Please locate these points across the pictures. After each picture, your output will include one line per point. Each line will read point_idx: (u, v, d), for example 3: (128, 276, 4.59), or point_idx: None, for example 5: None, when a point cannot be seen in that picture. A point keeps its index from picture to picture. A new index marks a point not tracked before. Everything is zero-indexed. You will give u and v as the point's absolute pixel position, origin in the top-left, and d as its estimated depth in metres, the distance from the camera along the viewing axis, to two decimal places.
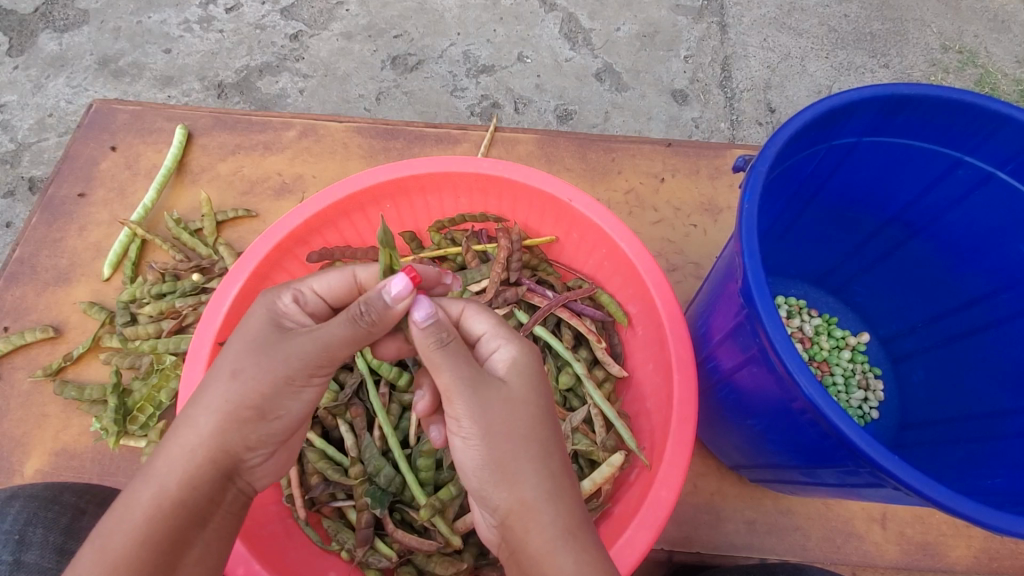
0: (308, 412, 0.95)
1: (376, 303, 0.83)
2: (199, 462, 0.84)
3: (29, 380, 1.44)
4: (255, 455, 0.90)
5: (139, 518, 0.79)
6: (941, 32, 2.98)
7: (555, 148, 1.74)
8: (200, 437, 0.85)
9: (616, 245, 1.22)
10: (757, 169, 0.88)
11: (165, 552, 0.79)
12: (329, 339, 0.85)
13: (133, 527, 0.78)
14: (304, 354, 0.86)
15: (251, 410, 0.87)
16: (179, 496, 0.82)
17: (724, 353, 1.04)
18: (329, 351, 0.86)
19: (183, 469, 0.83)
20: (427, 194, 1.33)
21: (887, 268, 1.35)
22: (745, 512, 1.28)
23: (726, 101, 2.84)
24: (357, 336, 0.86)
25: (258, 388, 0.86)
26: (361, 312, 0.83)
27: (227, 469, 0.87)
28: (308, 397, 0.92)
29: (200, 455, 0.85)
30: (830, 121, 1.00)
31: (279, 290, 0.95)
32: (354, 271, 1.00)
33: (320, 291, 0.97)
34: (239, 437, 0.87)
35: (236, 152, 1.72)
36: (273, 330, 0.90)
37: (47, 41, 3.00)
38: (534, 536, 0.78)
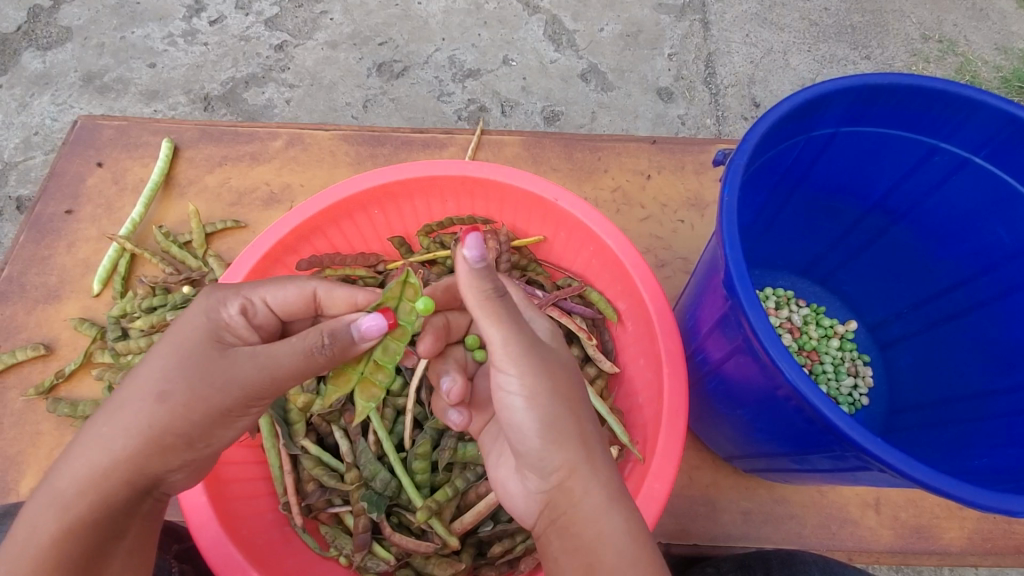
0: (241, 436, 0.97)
1: (342, 337, 0.88)
2: (108, 483, 0.83)
3: (22, 399, 1.43)
4: (175, 473, 0.90)
5: (44, 542, 0.78)
6: (921, 23, 3.02)
7: (541, 149, 1.76)
8: (115, 458, 0.84)
9: (603, 242, 1.24)
10: (735, 162, 0.89)
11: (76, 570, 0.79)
12: (282, 366, 0.86)
13: (36, 549, 0.77)
14: (247, 379, 0.87)
15: (170, 437, 0.86)
16: (85, 514, 0.81)
17: (712, 345, 1.05)
18: (276, 381, 0.88)
19: (95, 490, 0.82)
20: (414, 199, 1.34)
21: (870, 256, 1.37)
22: (741, 503, 1.29)
23: (711, 97, 2.87)
24: (309, 367, 0.89)
25: (183, 416, 0.86)
26: (323, 344, 0.87)
27: (145, 488, 0.87)
28: (241, 425, 0.94)
29: (109, 473, 0.83)
30: (807, 113, 1.01)
31: (229, 297, 0.95)
32: (314, 288, 1.02)
33: (272, 305, 0.99)
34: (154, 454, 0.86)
35: (222, 163, 1.72)
36: (214, 341, 0.90)
37: (31, 60, 3.00)
38: (588, 497, 0.81)
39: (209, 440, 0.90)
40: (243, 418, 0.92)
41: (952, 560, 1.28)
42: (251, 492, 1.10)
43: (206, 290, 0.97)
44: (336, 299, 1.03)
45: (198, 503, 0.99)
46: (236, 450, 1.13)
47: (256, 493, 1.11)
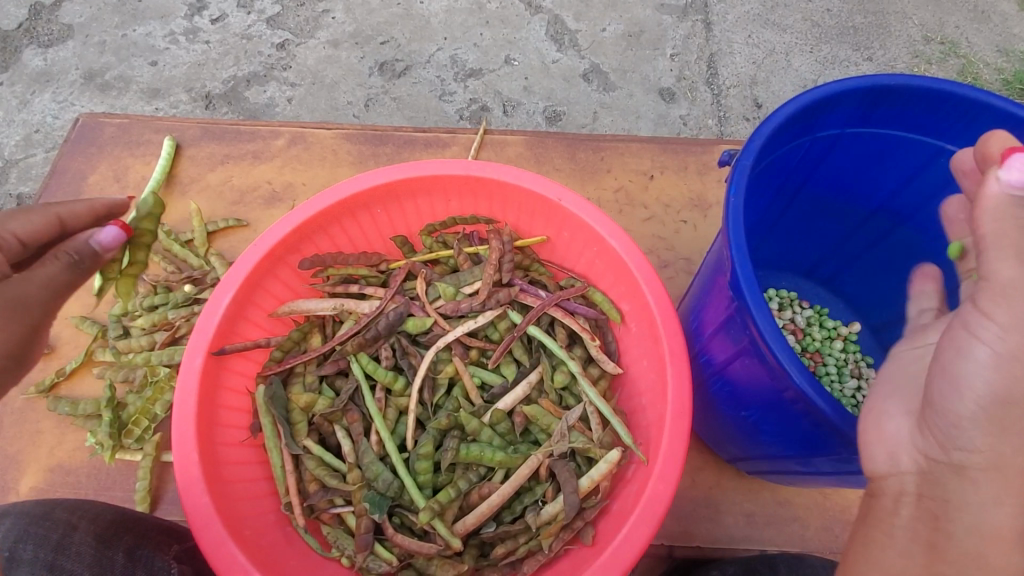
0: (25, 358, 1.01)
1: (85, 252, 1.00)
2: None
3: (22, 398, 1.42)
4: None
5: None
6: (923, 24, 3.02)
7: (544, 149, 1.76)
8: None
9: (607, 243, 1.23)
10: (742, 163, 0.88)
11: None
12: (51, 282, 0.97)
13: None
14: (43, 299, 0.97)
15: (4, 354, 0.96)
16: None
17: (717, 346, 1.04)
18: (56, 293, 0.98)
19: None
20: (417, 198, 1.33)
21: (873, 258, 1.35)
22: (744, 505, 1.29)
23: (713, 98, 2.87)
24: (74, 280, 1.00)
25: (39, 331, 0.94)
26: (75, 260, 0.99)
27: None
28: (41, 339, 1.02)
29: None
30: (813, 114, 1.00)
31: (14, 236, 0.95)
32: (59, 211, 1.00)
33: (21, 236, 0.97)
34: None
35: (224, 162, 1.72)
36: (43, 275, 0.95)
37: (31, 57, 2.99)
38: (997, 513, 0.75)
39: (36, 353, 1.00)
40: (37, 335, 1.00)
41: None
42: (253, 492, 1.10)
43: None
44: (80, 208, 1.04)
45: (200, 502, 0.98)
46: (240, 451, 1.12)
47: (259, 494, 1.10)
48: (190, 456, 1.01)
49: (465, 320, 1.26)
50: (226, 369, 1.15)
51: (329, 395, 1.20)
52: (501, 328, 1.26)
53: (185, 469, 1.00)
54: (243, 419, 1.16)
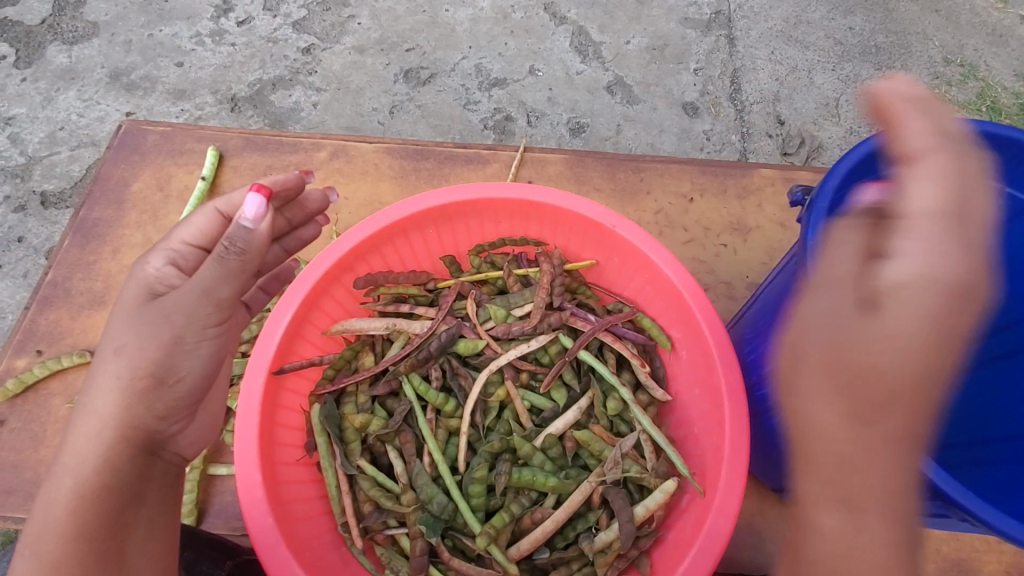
0: (213, 373, 1.00)
1: (236, 234, 0.92)
2: (109, 439, 0.90)
3: (67, 406, 1.43)
4: (163, 422, 0.96)
5: (62, 512, 0.86)
6: (943, 46, 3.03)
7: (584, 168, 1.77)
8: (101, 419, 0.90)
9: (660, 272, 1.24)
10: (818, 206, 0.90)
11: (91, 539, 0.87)
12: (202, 284, 0.92)
13: (57, 521, 0.85)
14: (181, 307, 0.92)
15: (150, 376, 0.92)
16: (99, 480, 0.89)
17: (778, 383, 1.05)
18: (210, 295, 0.93)
19: (96, 453, 0.89)
20: (469, 219, 1.34)
21: None
22: (786, 533, 1.29)
23: (736, 114, 2.88)
24: (231, 272, 0.93)
25: (150, 351, 0.91)
26: (225, 248, 0.92)
27: (140, 441, 0.93)
28: (207, 352, 0.97)
29: (100, 435, 0.90)
30: (882, 156, 1.01)
31: (152, 253, 0.99)
32: (216, 207, 1.02)
33: (191, 243, 1.01)
34: (143, 407, 0.92)
35: (266, 173, 1.73)
36: (146, 295, 0.96)
37: (57, 54, 3.01)
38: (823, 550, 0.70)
39: (178, 372, 0.94)
40: (205, 346, 0.96)
41: None
42: (309, 512, 1.11)
43: (138, 259, 1.02)
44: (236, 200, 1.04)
45: (265, 524, 0.99)
46: (296, 470, 1.13)
47: (314, 513, 1.11)
48: (253, 478, 1.02)
49: (516, 343, 1.26)
50: (283, 389, 1.17)
51: (382, 415, 1.21)
52: (552, 352, 1.26)
53: (249, 490, 1.01)
54: (297, 437, 1.18)
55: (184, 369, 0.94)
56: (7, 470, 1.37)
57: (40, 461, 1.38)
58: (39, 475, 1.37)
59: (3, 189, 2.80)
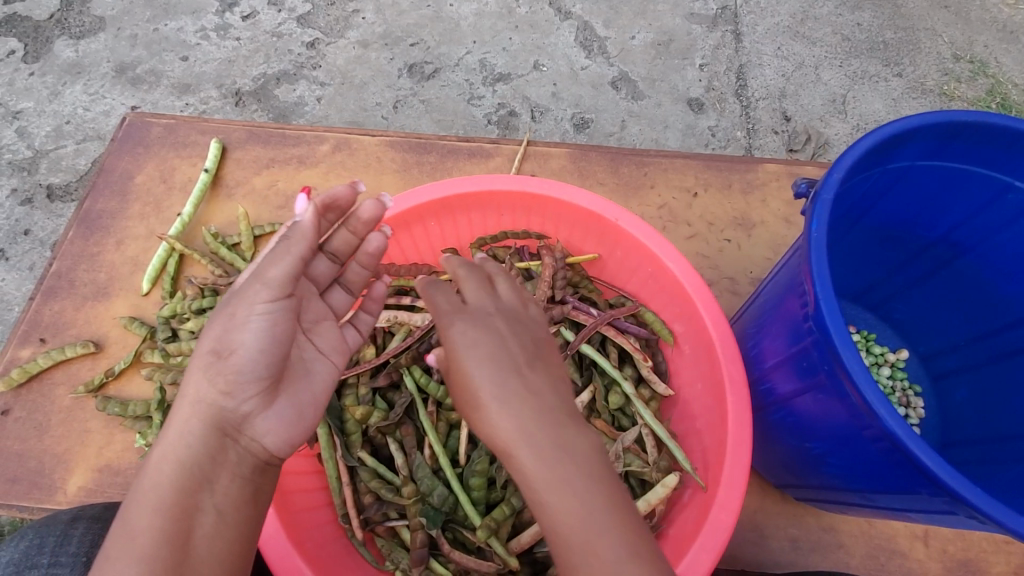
0: (274, 345, 0.91)
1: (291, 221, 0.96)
2: (194, 419, 0.86)
3: (71, 397, 1.43)
4: (231, 400, 0.87)
5: (151, 497, 0.81)
6: (952, 43, 2.99)
7: (587, 163, 1.75)
8: (186, 402, 0.87)
9: (663, 265, 1.23)
10: (822, 198, 0.88)
11: (174, 524, 0.80)
12: (260, 266, 0.94)
13: (145, 508, 0.81)
14: (247, 289, 0.92)
15: (211, 352, 0.88)
16: (176, 462, 0.83)
17: (781, 378, 1.03)
18: (260, 275, 0.92)
19: (178, 435, 0.85)
20: (471, 212, 1.34)
21: (930, 288, 1.31)
22: (789, 530, 1.28)
23: (742, 110, 2.86)
24: (277, 251, 0.93)
25: (220, 327, 0.89)
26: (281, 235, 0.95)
27: (214, 421, 0.86)
28: (260, 327, 0.90)
29: (187, 419, 0.86)
30: (888, 147, 0.98)
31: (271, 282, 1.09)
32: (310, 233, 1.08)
33: (314, 269, 1.07)
34: (207, 383, 0.87)
35: (270, 166, 1.73)
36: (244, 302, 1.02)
37: (63, 48, 3.02)
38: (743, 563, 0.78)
39: (235, 346, 0.88)
40: (259, 318, 0.90)
41: None
42: (311, 503, 1.11)
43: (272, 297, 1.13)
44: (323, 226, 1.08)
45: (265, 514, 0.99)
46: (298, 461, 1.14)
47: (315, 505, 1.12)
48: None
49: None
50: None
51: (383, 407, 1.20)
52: (555, 346, 1.26)
53: None
54: None
55: (238, 340, 0.88)
56: (11, 459, 1.38)
57: (43, 451, 1.39)
58: (42, 465, 1.38)
59: (10, 182, 2.81)
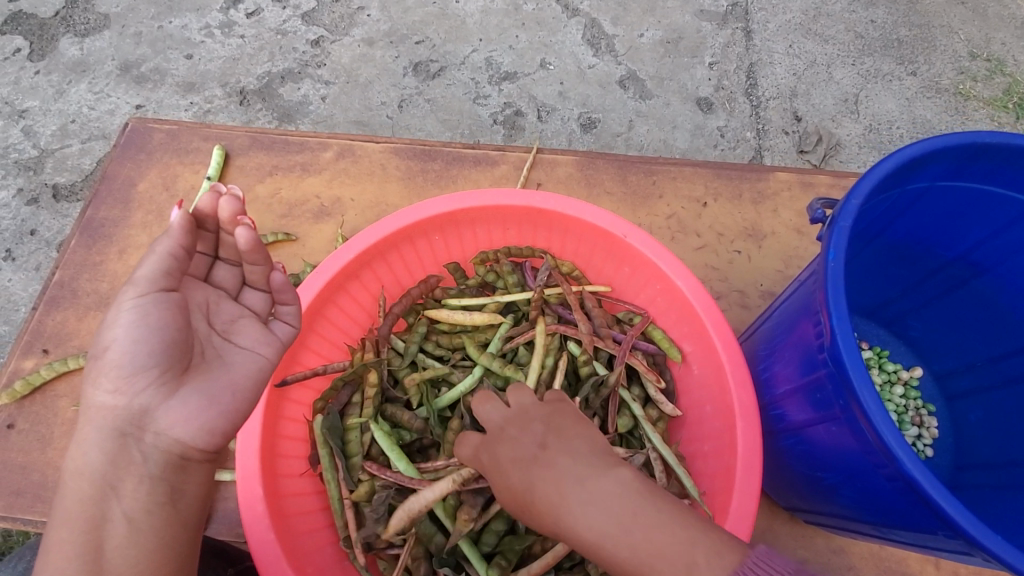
0: (156, 337, 0.90)
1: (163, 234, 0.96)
2: (94, 428, 0.89)
3: (73, 409, 1.43)
4: (128, 401, 0.88)
5: (67, 509, 0.86)
6: (969, 40, 2.92)
7: (595, 170, 1.72)
8: (88, 412, 0.90)
9: (672, 283, 1.20)
10: (840, 225, 0.84)
11: (84, 531, 0.84)
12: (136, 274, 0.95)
13: (67, 521, 0.85)
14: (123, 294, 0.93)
15: (97, 357, 0.90)
16: (85, 471, 0.87)
17: (793, 405, 1.01)
18: (135, 281, 0.93)
19: (83, 445, 0.88)
20: (476, 225, 1.31)
21: (945, 306, 1.28)
22: (797, 551, 1.26)
23: (752, 109, 2.80)
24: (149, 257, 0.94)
25: (104, 335, 0.91)
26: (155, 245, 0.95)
27: (112, 425, 0.88)
28: (133, 321, 0.90)
29: (91, 429, 0.89)
30: (906, 170, 0.95)
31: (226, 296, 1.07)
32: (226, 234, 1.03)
33: (220, 285, 1.05)
34: (95, 386, 0.89)
35: (273, 173, 1.71)
36: None
37: (68, 46, 3.00)
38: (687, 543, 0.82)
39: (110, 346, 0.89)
40: (129, 314, 0.90)
41: None
42: (311, 525, 1.10)
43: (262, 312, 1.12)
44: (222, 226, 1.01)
45: (267, 539, 0.98)
46: (299, 482, 1.12)
47: (317, 526, 1.11)
48: (254, 493, 1.00)
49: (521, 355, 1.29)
50: (286, 401, 1.16)
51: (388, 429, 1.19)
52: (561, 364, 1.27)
53: (250, 504, 0.99)
54: (301, 448, 1.17)
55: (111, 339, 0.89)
56: (14, 471, 1.38)
57: (45, 464, 1.38)
58: (44, 478, 1.37)
59: (16, 182, 2.81)
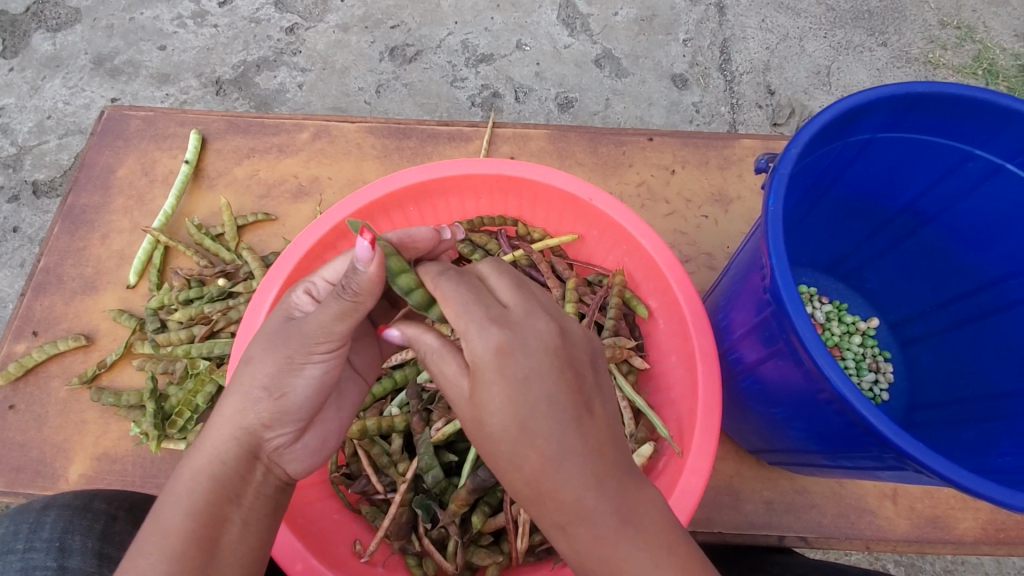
0: (321, 392, 0.94)
1: (354, 277, 0.84)
2: (233, 440, 0.88)
3: (66, 388, 1.46)
4: (269, 432, 0.90)
5: (181, 498, 0.83)
6: (938, 9, 2.98)
7: (566, 143, 1.77)
8: (233, 428, 0.88)
9: (638, 243, 1.26)
10: (780, 172, 0.91)
11: (193, 521, 0.81)
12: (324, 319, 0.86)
13: (181, 506, 0.82)
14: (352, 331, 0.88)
15: (256, 389, 0.88)
16: (213, 472, 0.86)
17: (748, 347, 1.08)
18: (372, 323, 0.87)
19: (211, 454, 0.87)
20: (449, 195, 1.36)
21: (897, 256, 1.35)
22: (764, 493, 1.34)
23: (726, 85, 2.86)
24: (344, 312, 0.86)
25: (272, 361, 0.88)
26: (343, 287, 0.85)
27: (248, 447, 0.88)
28: (313, 374, 0.90)
29: (227, 442, 0.87)
30: (847, 121, 1.01)
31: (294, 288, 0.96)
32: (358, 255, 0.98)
33: (332, 280, 0.96)
34: (251, 412, 0.88)
35: (251, 156, 1.74)
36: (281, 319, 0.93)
37: (40, 41, 2.98)
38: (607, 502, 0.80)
39: (285, 388, 0.89)
40: (310, 366, 0.89)
41: (966, 549, 1.30)
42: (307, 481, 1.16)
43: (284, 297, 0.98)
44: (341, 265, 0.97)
45: None
46: None
47: (305, 483, 1.14)
48: None
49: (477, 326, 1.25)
50: None
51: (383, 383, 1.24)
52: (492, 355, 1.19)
53: None
54: None
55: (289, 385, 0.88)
56: (12, 450, 1.41)
57: (41, 442, 1.42)
58: (41, 455, 1.41)
59: None
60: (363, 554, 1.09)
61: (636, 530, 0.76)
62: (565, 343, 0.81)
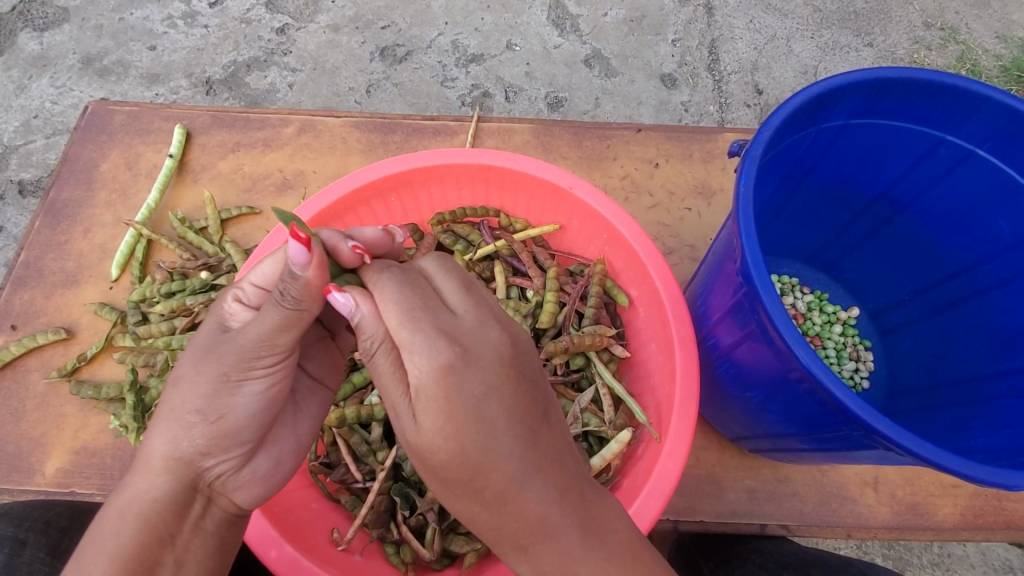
0: (264, 412, 0.92)
1: (290, 283, 0.83)
2: (171, 467, 0.85)
3: (44, 382, 1.45)
4: (210, 457, 0.87)
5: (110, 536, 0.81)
6: (923, 10, 3.02)
7: (551, 137, 1.78)
8: (167, 459, 0.85)
9: (617, 232, 1.26)
10: (752, 153, 0.91)
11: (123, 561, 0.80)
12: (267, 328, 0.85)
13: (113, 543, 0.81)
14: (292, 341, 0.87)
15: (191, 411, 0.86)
16: (152, 506, 0.84)
17: (724, 331, 1.08)
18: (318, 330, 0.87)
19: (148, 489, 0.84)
20: (430, 186, 1.36)
21: (874, 245, 1.36)
22: (745, 482, 1.34)
23: (714, 84, 2.88)
24: (290, 322, 0.85)
25: (208, 385, 0.86)
26: (281, 294, 0.83)
27: (189, 476, 0.86)
28: (255, 391, 0.89)
29: (163, 475, 0.85)
30: (819, 106, 1.02)
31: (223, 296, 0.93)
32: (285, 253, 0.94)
33: (259, 285, 0.93)
34: (189, 438, 0.86)
35: (235, 150, 1.74)
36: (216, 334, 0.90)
37: (28, 41, 2.97)
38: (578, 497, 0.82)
39: (224, 410, 0.87)
40: (251, 382, 0.88)
41: (946, 535, 1.31)
42: None
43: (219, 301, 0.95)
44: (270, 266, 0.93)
45: None
46: None
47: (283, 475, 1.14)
48: None
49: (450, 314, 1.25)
50: None
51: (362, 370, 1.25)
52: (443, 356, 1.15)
53: None
54: None
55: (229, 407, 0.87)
56: None
57: (18, 436, 1.41)
58: (19, 449, 1.40)
59: None
60: (340, 542, 1.08)
61: (602, 543, 0.78)
62: (509, 365, 0.81)
